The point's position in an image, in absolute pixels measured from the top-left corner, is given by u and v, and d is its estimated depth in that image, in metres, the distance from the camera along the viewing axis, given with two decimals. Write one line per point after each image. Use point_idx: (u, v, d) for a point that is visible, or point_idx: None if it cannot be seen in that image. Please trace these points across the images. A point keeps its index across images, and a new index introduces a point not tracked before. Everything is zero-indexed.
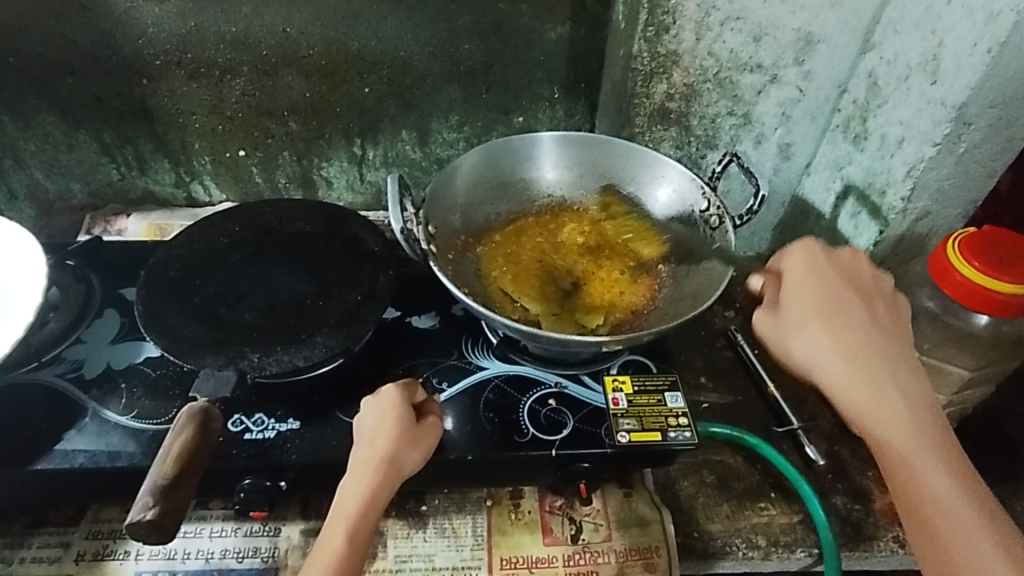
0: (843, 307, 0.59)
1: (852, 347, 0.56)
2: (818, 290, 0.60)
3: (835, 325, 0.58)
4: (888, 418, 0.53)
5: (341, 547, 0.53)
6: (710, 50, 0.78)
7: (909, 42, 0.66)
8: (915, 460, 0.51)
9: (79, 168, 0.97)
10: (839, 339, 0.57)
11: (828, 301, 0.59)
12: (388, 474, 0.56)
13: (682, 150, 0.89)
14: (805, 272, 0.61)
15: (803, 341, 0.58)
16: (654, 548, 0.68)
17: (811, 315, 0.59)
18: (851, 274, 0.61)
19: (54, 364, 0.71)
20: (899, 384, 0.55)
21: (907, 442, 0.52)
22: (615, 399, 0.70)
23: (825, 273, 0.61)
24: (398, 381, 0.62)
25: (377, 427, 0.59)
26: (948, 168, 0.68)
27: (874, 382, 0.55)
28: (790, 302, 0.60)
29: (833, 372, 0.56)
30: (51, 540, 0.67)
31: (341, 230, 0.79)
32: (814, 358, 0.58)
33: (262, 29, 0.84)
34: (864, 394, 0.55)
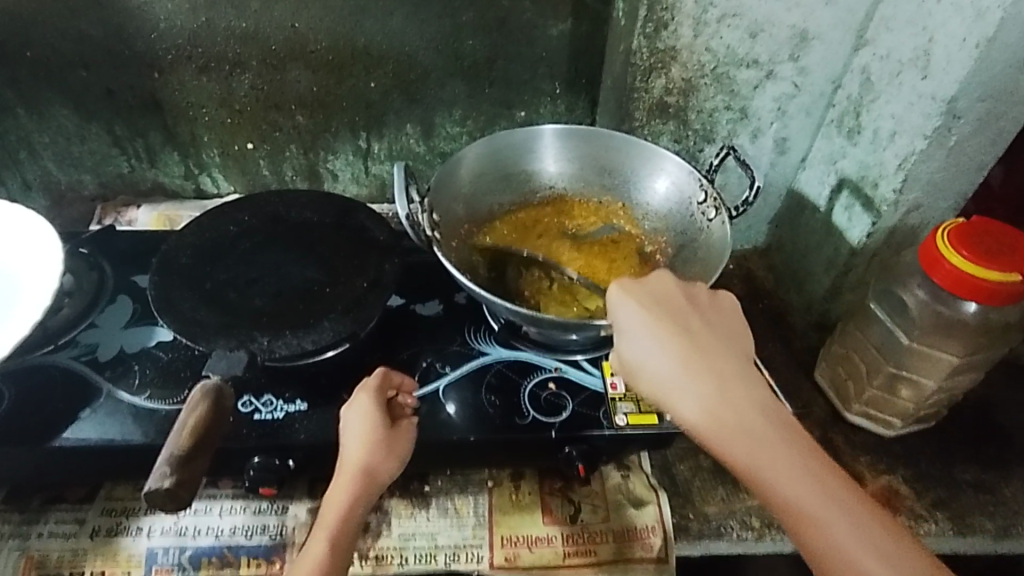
0: (675, 312, 0.53)
1: (695, 350, 0.51)
2: (655, 304, 0.53)
3: (678, 341, 0.51)
4: (730, 430, 0.48)
5: (325, 551, 0.55)
6: (709, 46, 0.79)
7: (901, 39, 0.69)
8: (797, 491, 0.45)
9: (91, 159, 0.99)
10: (680, 354, 0.50)
11: (675, 309, 0.53)
12: (364, 481, 0.60)
13: (680, 144, 0.89)
14: (650, 296, 0.53)
15: (641, 349, 0.51)
16: (651, 528, 0.70)
17: (661, 332, 0.51)
18: (666, 281, 0.55)
19: (68, 347, 0.73)
20: (695, 373, 0.50)
21: (799, 481, 0.46)
22: (613, 383, 0.73)
23: (660, 288, 0.54)
24: (369, 391, 0.65)
25: (354, 437, 0.62)
26: (938, 161, 0.69)
27: (734, 406, 0.48)
28: (656, 343, 0.51)
29: (707, 409, 0.49)
30: (66, 517, 0.69)
31: (348, 220, 0.81)
32: (688, 399, 0.49)
33: (271, 24, 0.86)
34: (727, 425, 0.48)
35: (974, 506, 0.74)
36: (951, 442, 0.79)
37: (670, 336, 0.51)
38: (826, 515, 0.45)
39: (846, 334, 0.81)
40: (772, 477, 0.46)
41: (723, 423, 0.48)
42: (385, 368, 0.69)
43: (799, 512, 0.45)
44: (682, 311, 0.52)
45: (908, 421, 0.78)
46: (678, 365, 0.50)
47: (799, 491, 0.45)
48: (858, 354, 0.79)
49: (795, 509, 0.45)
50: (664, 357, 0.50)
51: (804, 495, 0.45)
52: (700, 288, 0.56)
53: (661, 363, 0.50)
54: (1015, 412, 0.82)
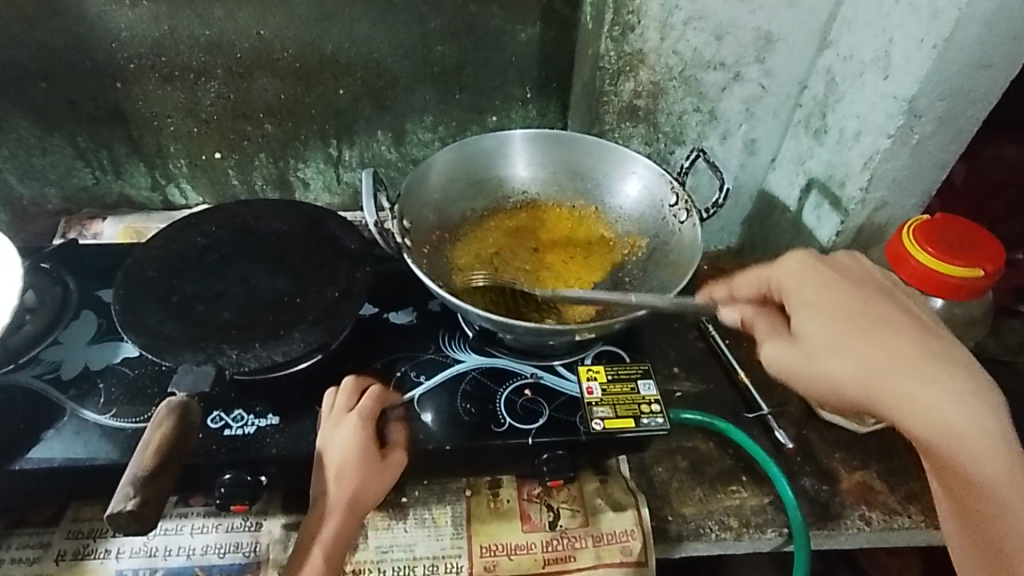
0: (856, 305, 0.55)
1: (930, 359, 0.52)
2: (832, 305, 0.56)
3: (874, 344, 0.53)
4: (950, 436, 0.50)
5: (318, 566, 0.58)
6: (675, 49, 0.79)
7: (863, 40, 0.70)
8: (1012, 499, 0.48)
9: (53, 172, 0.97)
10: (865, 347, 0.53)
11: (849, 304, 0.55)
12: (354, 510, 0.60)
13: (651, 147, 0.90)
14: (806, 276, 0.58)
15: (830, 351, 0.54)
16: (630, 531, 0.70)
17: (843, 327, 0.55)
18: (850, 268, 0.59)
19: (31, 366, 0.71)
20: (901, 363, 0.52)
21: (1010, 500, 0.48)
22: (589, 388, 0.72)
23: (856, 279, 0.58)
24: (357, 416, 0.64)
25: (335, 462, 0.62)
26: (902, 159, 0.70)
27: (952, 423, 0.50)
28: (840, 343, 0.54)
29: (889, 398, 0.52)
30: (30, 541, 0.67)
31: (318, 229, 0.80)
32: (886, 399, 0.52)
33: (236, 32, 0.85)
34: (938, 432, 0.50)
35: None
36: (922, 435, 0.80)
37: (858, 336, 0.54)
38: (1019, 513, 0.47)
39: None
40: (990, 491, 0.48)
41: (965, 436, 0.49)
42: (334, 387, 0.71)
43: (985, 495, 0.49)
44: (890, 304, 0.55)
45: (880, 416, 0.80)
46: (873, 371, 0.53)
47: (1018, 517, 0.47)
48: None
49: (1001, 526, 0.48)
50: (851, 353, 0.54)
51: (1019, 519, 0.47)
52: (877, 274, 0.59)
53: (855, 365, 0.53)
54: None
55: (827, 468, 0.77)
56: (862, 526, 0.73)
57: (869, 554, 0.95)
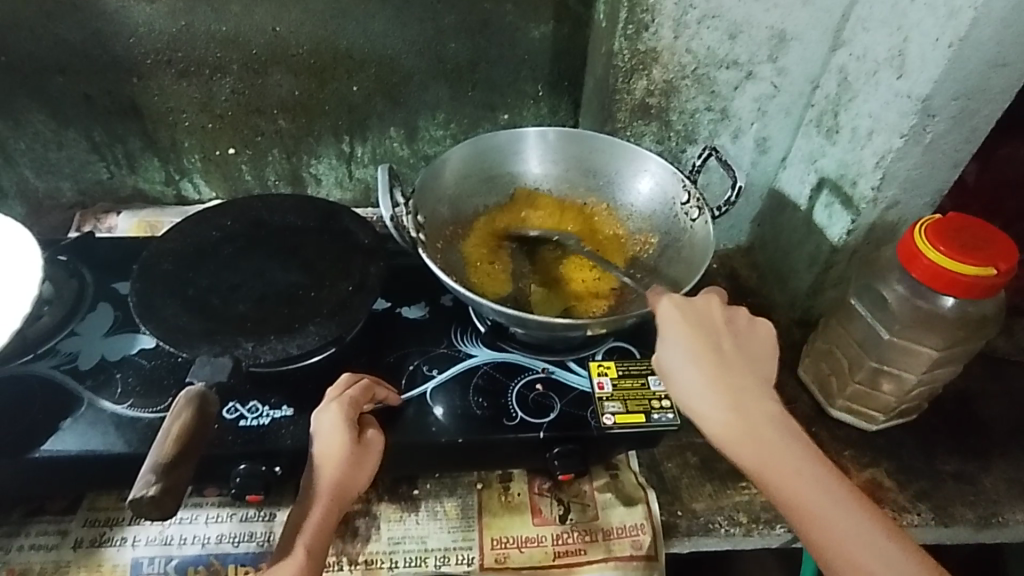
0: (700, 334, 0.59)
1: (719, 375, 0.57)
2: (690, 329, 0.59)
3: (708, 364, 0.57)
4: (768, 461, 0.54)
5: (301, 557, 0.55)
6: (689, 48, 0.80)
7: (877, 39, 0.70)
8: (827, 523, 0.51)
9: (69, 166, 0.98)
10: (709, 377, 0.57)
11: (702, 330, 0.59)
12: (337, 498, 0.60)
13: (663, 144, 0.90)
14: (683, 308, 0.60)
15: (682, 377, 0.58)
16: (640, 526, 0.71)
17: (699, 353, 0.58)
18: (703, 304, 0.61)
19: (49, 356, 0.72)
20: (723, 394, 0.56)
21: (818, 499, 0.52)
22: (600, 383, 0.73)
23: (702, 312, 0.60)
24: (344, 403, 0.64)
25: (322, 449, 0.61)
26: (914, 158, 0.70)
27: (765, 441, 0.55)
28: (682, 360, 0.58)
29: (728, 430, 0.56)
30: (48, 529, 0.68)
31: (332, 224, 0.81)
32: (710, 417, 0.56)
33: (252, 27, 0.86)
34: (746, 443, 0.55)
35: (955, 496, 0.76)
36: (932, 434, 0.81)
37: (702, 362, 0.58)
38: (842, 531, 0.50)
39: (829, 331, 0.82)
40: (798, 506, 0.52)
41: (770, 467, 0.53)
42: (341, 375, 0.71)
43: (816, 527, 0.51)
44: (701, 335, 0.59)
45: (891, 415, 0.80)
46: (711, 399, 0.56)
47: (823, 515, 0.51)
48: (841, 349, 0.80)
49: (824, 529, 0.51)
50: (690, 383, 0.57)
51: (835, 521, 0.51)
52: (713, 306, 0.61)
53: (693, 381, 0.57)
54: (994, 405, 0.84)
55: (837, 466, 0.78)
56: None
57: None
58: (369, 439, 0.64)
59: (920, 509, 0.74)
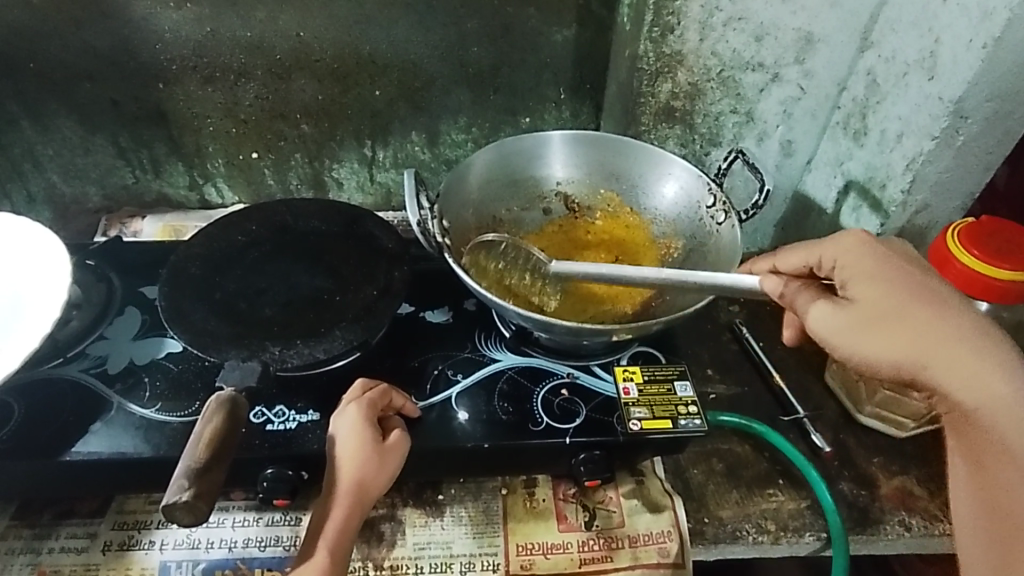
0: (900, 285, 0.54)
1: (931, 335, 0.52)
2: (873, 273, 0.56)
3: (902, 319, 0.53)
4: (959, 391, 0.51)
5: (325, 559, 0.57)
6: (714, 50, 0.81)
7: (907, 41, 0.68)
8: (1007, 461, 0.50)
9: (95, 171, 0.99)
10: (864, 315, 0.54)
11: (895, 281, 0.54)
12: (355, 499, 0.61)
13: (687, 148, 0.92)
14: (859, 261, 0.57)
15: (851, 335, 0.54)
16: (667, 533, 0.70)
17: (863, 305, 0.54)
18: (902, 251, 0.58)
19: (78, 360, 0.73)
20: (905, 330, 0.53)
21: (1012, 469, 0.49)
22: (626, 388, 0.72)
23: (863, 262, 0.57)
24: (359, 404, 0.64)
25: (342, 451, 0.63)
26: (945, 161, 0.69)
27: (972, 389, 0.51)
28: (873, 323, 0.54)
29: (874, 361, 0.54)
30: (78, 531, 0.69)
31: (356, 228, 0.81)
32: (851, 343, 0.54)
33: (277, 33, 0.87)
34: (959, 390, 0.51)
35: None
36: None
37: (880, 317, 0.54)
38: (1017, 484, 0.49)
39: None
40: (979, 448, 0.51)
41: (947, 391, 0.52)
42: (366, 377, 0.72)
43: (995, 465, 0.50)
44: (897, 279, 0.54)
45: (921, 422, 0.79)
46: (886, 348, 0.53)
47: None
48: None
49: (1005, 467, 0.50)
50: (882, 345, 0.53)
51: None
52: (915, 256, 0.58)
53: (900, 344, 0.52)
54: None
55: (867, 473, 0.76)
56: (902, 532, 0.72)
57: (904, 561, 0.93)
58: (390, 440, 0.64)
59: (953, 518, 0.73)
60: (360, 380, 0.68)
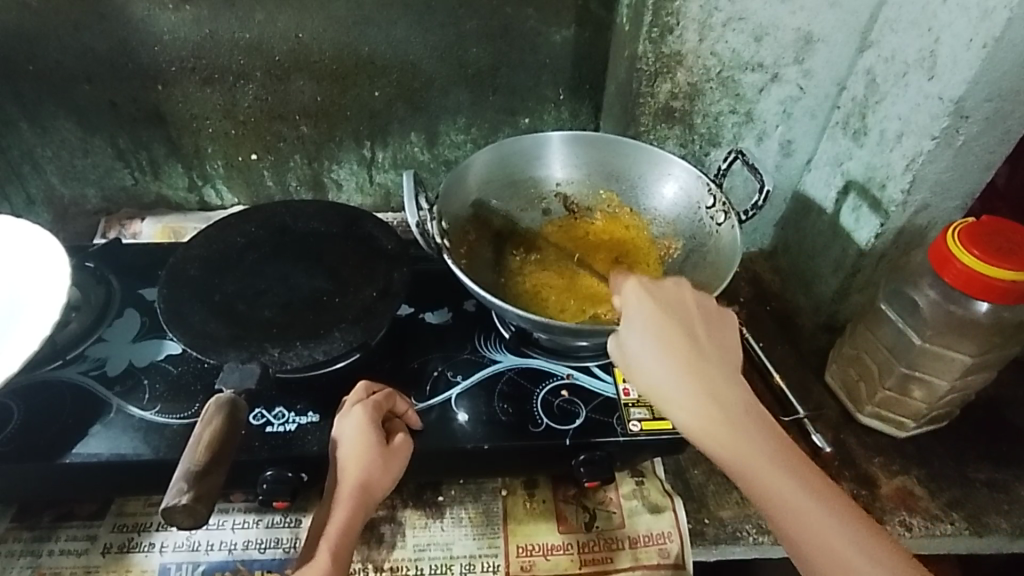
0: (665, 313, 0.56)
1: (694, 359, 0.55)
2: (665, 311, 0.57)
3: (686, 343, 0.55)
4: (728, 437, 0.52)
5: (328, 559, 0.56)
6: (713, 50, 0.80)
7: (907, 41, 0.68)
8: (766, 485, 0.50)
9: (94, 173, 0.99)
10: (667, 356, 0.55)
11: (677, 310, 0.57)
12: (360, 499, 0.60)
13: (686, 148, 0.91)
14: (657, 300, 0.58)
15: (640, 352, 0.56)
16: (668, 534, 0.70)
17: (655, 328, 0.56)
18: (678, 293, 0.59)
19: (78, 362, 0.73)
20: (698, 374, 0.54)
21: (782, 483, 0.50)
22: (626, 389, 0.72)
23: (668, 294, 0.59)
24: (364, 405, 0.65)
25: (346, 452, 0.62)
26: (946, 161, 0.69)
27: (740, 423, 0.52)
28: (645, 347, 0.55)
29: (696, 419, 0.53)
30: (78, 533, 0.69)
31: (355, 230, 0.81)
32: (677, 406, 0.54)
33: (275, 34, 0.86)
34: (722, 438, 0.52)
35: (988, 504, 0.74)
36: (963, 441, 0.80)
37: (671, 344, 0.55)
38: (794, 501, 0.49)
39: (857, 336, 0.81)
40: (746, 468, 0.51)
41: (707, 436, 0.52)
42: (367, 378, 0.72)
43: (775, 496, 0.50)
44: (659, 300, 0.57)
45: (922, 422, 0.79)
46: (668, 364, 0.54)
47: (797, 509, 0.49)
48: (869, 355, 0.79)
49: (774, 491, 0.50)
50: (652, 364, 0.55)
51: (829, 529, 0.48)
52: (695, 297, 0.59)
53: (665, 377, 0.54)
54: None
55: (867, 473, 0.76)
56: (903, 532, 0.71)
57: None
58: (394, 443, 0.64)
59: (954, 518, 0.73)
60: (360, 385, 0.68)
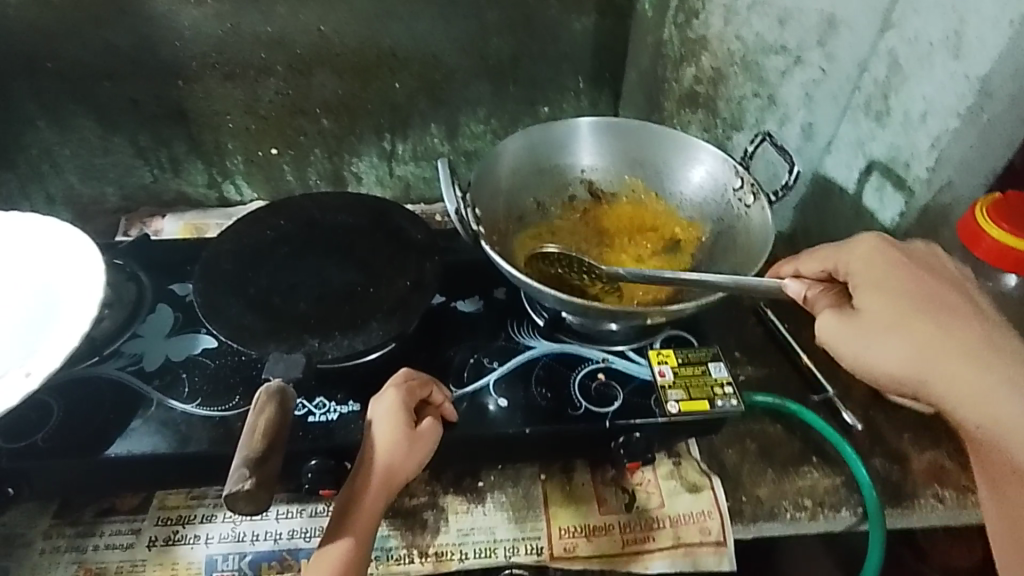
0: (912, 293, 0.55)
1: (932, 343, 0.53)
2: (891, 296, 0.56)
3: (923, 331, 0.53)
4: (993, 424, 0.50)
5: (347, 544, 0.58)
6: (738, 35, 0.85)
7: (932, 20, 0.68)
8: None
9: (114, 171, 0.99)
10: (918, 341, 0.53)
11: (907, 291, 0.56)
12: (380, 484, 0.61)
13: (709, 133, 0.96)
14: (872, 262, 0.59)
15: (870, 345, 0.55)
16: (707, 512, 0.71)
17: (898, 325, 0.54)
18: (927, 256, 0.59)
19: (114, 358, 0.73)
20: (932, 345, 0.53)
21: None
22: (661, 370, 0.73)
23: (876, 260, 0.59)
24: (394, 391, 0.65)
25: (374, 435, 0.63)
26: (972, 139, 0.69)
27: (1002, 400, 0.50)
28: (879, 329, 0.55)
29: (952, 392, 0.52)
30: (121, 528, 0.69)
31: (383, 221, 0.81)
32: (894, 374, 0.55)
33: (298, 28, 0.87)
34: (977, 410, 0.51)
35: None
36: None
37: (914, 334, 0.54)
38: None
39: None
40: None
41: (986, 416, 0.50)
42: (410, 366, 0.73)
43: None
44: (922, 284, 0.56)
45: None
46: (906, 358, 0.54)
47: None
48: None
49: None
50: (889, 353, 0.54)
51: None
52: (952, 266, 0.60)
53: (904, 360, 0.54)
54: None
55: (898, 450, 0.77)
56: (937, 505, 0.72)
57: None
58: (420, 429, 0.64)
59: None
60: (399, 372, 0.68)
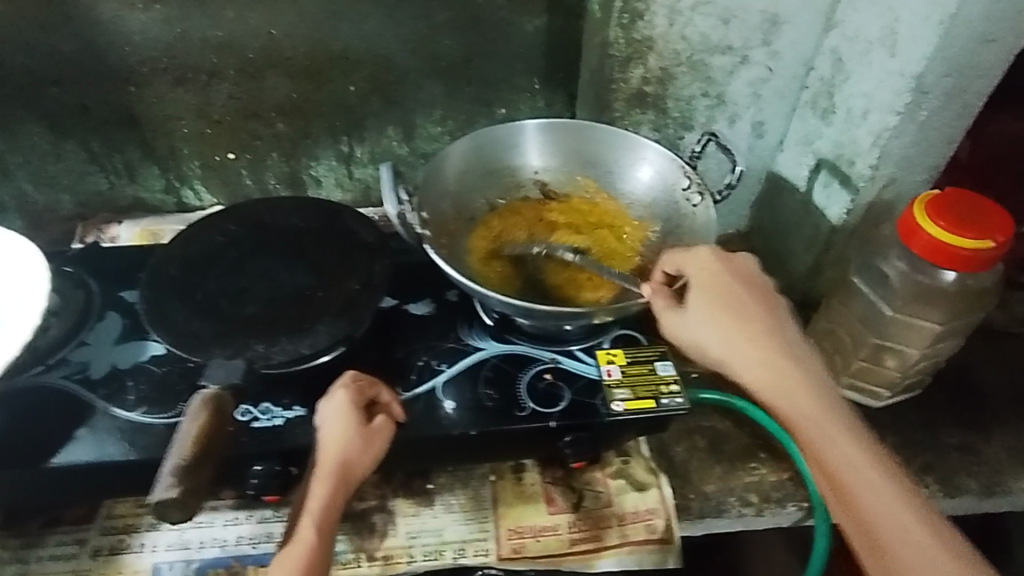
0: (732, 296, 0.62)
1: (754, 337, 0.59)
2: (718, 299, 0.62)
3: (737, 323, 0.60)
4: (802, 402, 0.55)
5: (311, 541, 0.57)
6: (683, 34, 0.80)
7: (868, 19, 0.70)
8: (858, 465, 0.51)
9: (67, 178, 0.98)
10: (738, 333, 0.60)
11: (730, 297, 0.62)
12: (339, 478, 0.61)
13: (660, 132, 0.91)
14: (709, 274, 0.65)
15: (700, 332, 0.62)
16: (653, 510, 0.71)
17: (722, 318, 0.61)
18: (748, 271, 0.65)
19: (60, 366, 0.73)
20: (756, 333, 0.59)
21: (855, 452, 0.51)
22: (608, 370, 0.74)
23: (742, 273, 0.64)
24: (344, 390, 0.65)
25: (327, 434, 0.63)
26: (910, 136, 0.71)
27: (803, 393, 0.55)
28: (710, 321, 0.62)
29: (754, 370, 0.58)
30: (67, 538, 0.69)
31: (334, 224, 0.81)
32: (740, 362, 0.59)
33: (247, 32, 0.86)
34: (780, 396, 0.56)
35: (959, 466, 0.77)
36: (936, 407, 0.82)
37: (727, 326, 0.61)
38: (861, 471, 0.50)
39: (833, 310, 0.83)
40: (820, 445, 0.52)
41: (767, 389, 0.56)
42: (356, 368, 0.73)
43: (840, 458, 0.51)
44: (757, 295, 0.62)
45: (897, 390, 0.81)
46: (733, 348, 0.59)
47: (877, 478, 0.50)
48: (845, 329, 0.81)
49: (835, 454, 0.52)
50: (730, 350, 0.60)
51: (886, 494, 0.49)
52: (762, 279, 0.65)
53: (738, 352, 0.59)
54: (996, 377, 0.85)
55: None
56: None
57: None
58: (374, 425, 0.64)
59: (927, 481, 0.76)
60: (347, 372, 0.69)
